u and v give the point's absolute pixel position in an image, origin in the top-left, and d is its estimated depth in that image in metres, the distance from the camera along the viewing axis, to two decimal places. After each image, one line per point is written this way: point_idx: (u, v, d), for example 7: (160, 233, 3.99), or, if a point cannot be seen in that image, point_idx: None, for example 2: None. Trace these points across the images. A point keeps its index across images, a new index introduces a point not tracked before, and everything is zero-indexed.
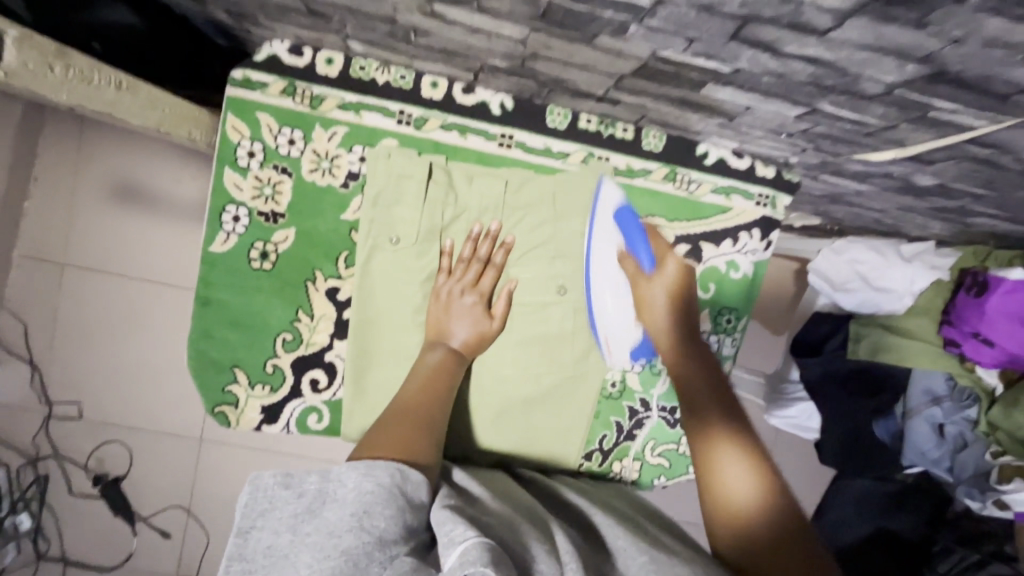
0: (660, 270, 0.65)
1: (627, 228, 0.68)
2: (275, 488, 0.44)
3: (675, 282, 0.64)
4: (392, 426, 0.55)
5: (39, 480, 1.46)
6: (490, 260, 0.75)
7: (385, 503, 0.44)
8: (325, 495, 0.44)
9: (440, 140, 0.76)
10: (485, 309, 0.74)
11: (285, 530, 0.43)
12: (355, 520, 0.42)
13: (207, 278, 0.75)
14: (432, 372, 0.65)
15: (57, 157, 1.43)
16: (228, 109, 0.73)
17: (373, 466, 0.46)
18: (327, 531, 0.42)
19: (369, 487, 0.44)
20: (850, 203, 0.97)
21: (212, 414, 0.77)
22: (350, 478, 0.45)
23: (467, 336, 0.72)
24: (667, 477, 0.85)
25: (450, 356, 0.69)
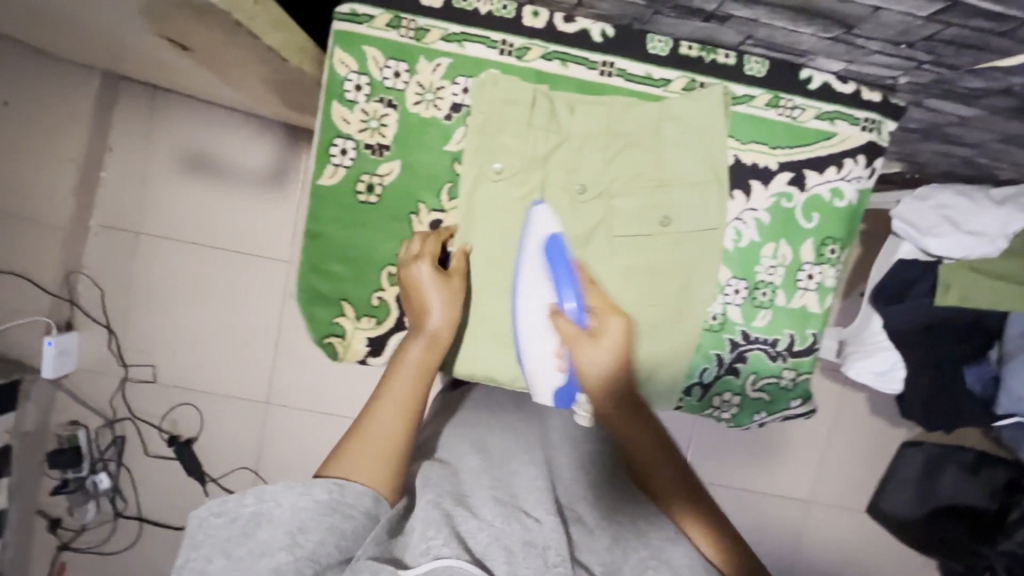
0: (605, 328, 0.74)
1: (557, 272, 0.75)
2: (214, 516, 0.57)
3: (620, 337, 0.74)
4: (366, 444, 0.66)
5: (116, 441, 1.60)
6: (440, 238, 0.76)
7: (311, 519, 0.58)
8: (261, 517, 0.57)
9: (542, 70, 0.76)
10: (446, 279, 0.73)
11: (223, 552, 0.55)
12: (287, 536, 0.56)
13: (317, 211, 0.78)
14: (417, 370, 0.71)
15: (130, 133, 1.54)
16: (336, 42, 0.74)
17: (305, 487, 0.60)
18: (262, 547, 0.55)
19: (302, 506, 0.58)
20: (944, 140, 0.95)
21: (321, 344, 0.80)
22: (282, 499, 0.58)
23: (442, 316, 0.72)
24: (768, 412, 0.85)
25: (426, 349, 0.72)
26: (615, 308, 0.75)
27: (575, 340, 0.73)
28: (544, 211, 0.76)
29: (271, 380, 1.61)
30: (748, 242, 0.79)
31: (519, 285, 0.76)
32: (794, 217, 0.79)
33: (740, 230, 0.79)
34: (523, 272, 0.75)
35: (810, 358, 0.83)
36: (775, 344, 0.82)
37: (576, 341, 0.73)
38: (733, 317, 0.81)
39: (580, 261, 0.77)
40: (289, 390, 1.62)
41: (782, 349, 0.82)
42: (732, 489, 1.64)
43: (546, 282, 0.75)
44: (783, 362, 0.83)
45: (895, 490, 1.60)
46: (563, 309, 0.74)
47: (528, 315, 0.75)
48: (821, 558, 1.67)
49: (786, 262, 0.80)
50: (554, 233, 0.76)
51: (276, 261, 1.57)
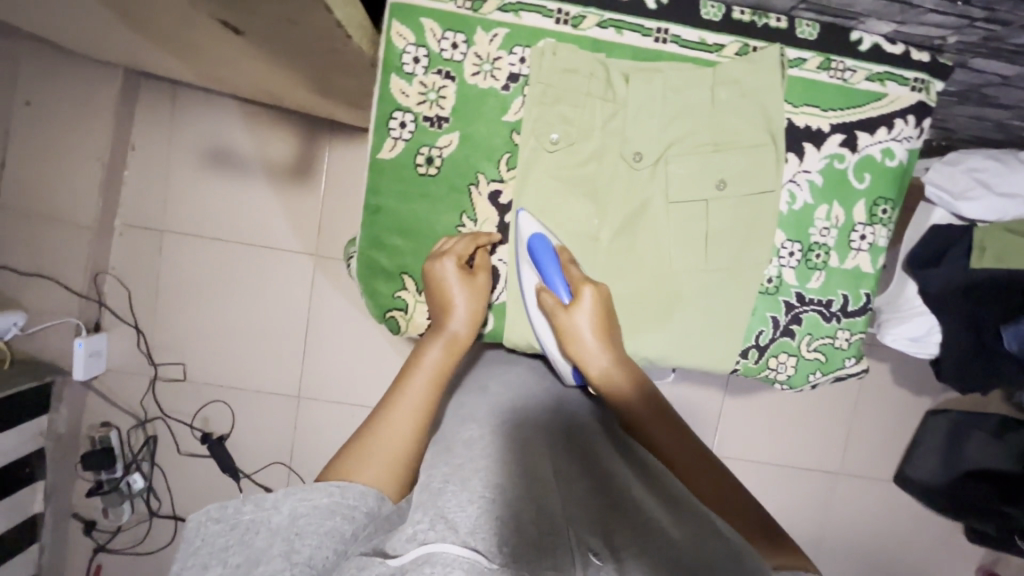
0: (577, 300, 0.70)
1: (540, 256, 0.73)
2: (208, 523, 0.45)
3: (593, 307, 0.70)
4: (370, 443, 0.58)
5: (148, 440, 1.60)
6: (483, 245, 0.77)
7: (318, 524, 0.46)
8: (257, 521, 0.45)
9: (597, 38, 0.77)
10: (473, 282, 0.74)
11: (213, 564, 0.43)
12: (285, 543, 0.44)
13: (377, 185, 0.79)
14: (431, 370, 0.65)
15: (152, 130, 1.53)
16: (393, 16, 0.75)
17: (309, 489, 0.48)
18: (256, 557, 0.43)
19: (305, 509, 0.47)
20: (981, 101, 0.96)
21: (384, 320, 0.81)
22: (284, 503, 0.46)
23: (466, 317, 0.71)
24: (823, 372, 0.85)
25: (446, 347, 0.68)
26: (586, 280, 0.72)
27: (556, 316, 0.71)
28: (527, 216, 0.76)
29: (301, 375, 1.61)
30: (803, 204, 0.81)
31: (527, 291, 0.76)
32: (846, 178, 0.81)
33: (793, 193, 0.80)
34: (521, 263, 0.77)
35: (863, 318, 0.85)
36: (830, 305, 0.83)
37: (554, 316, 0.71)
38: (788, 279, 0.82)
39: (562, 247, 0.76)
40: (320, 384, 1.62)
41: (836, 310, 0.83)
42: (763, 464, 1.65)
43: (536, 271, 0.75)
44: (838, 322, 0.84)
45: (923, 456, 1.62)
46: (547, 288, 0.73)
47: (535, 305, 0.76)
48: (851, 529, 1.70)
49: (840, 224, 0.81)
50: (537, 231, 0.74)
51: (302, 255, 1.57)
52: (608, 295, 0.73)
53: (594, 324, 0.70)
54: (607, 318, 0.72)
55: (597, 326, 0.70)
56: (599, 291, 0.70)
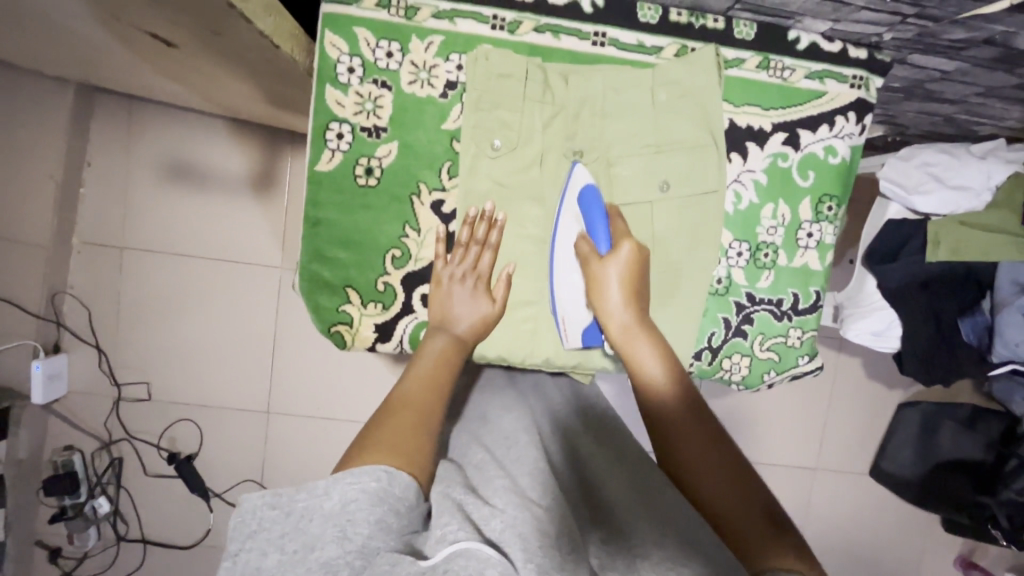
0: (615, 251, 0.72)
1: (589, 211, 0.75)
2: (263, 509, 0.46)
3: (629, 261, 0.72)
4: (398, 426, 0.55)
5: (113, 463, 1.56)
6: (490, 245, 0.77)
7: (371, 511, 0.46)
8: (308, 508, 0.45)
9: (536, 43, 0.77)
10: (485, 291, 0.76)
11: (271, 549, 0.44)
12: (338, 531, 0.44)
13: (315, 197, 0.77)
14: (438, 359, 0.67)
15: (109, 146, 1.50)
16: (325, 26, 0.74)
17: (359, 474, 0.48)
18: (311, 543, 0.44)
19: (353, 497, 0.46)
20: (926, 96, 0.97)
21: (329, 334, 0.80)
22: (334, 490, 0.46)
23: (471, 324, 0.73)
24: (777, 372, 0.85)
25: (453, 344, 0.69)
26: (628, 236, 0.74)
27: (587, 262, 0.73)
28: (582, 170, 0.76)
29: (270, 391, 1.59)
30: (749, 204, 0.81)
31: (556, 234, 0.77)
32: (791, 176, 0.81)
33: (739, 193, 0.80)
34: (558, 238, 0.77)
35: (815, 315, 0.84)
36: (780, 304, 0.83)
37: (587, 265, 0.73)
38: (737, 279, 0.82)
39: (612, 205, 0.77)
40: (290, 400, 1.59)
41: (787, 309, 0.83)
42: None
43: (578, 222, 0.76)
44: (790, 321, 0.84)
45: (897, 447, 1.62)
46: (587, 236, 0.75)
47: (562, 281, 0.77)
48: (830, 525, 1.70)
49: (786, 222, 0.81)
50: (591, 184, 0.75)
51: (268, 268, 1.55)
52: (647, 257, 0.75)
53: (625, 284, 0.72)
54: (640, 285, 0.74)
55: (629, 285, 0.72)
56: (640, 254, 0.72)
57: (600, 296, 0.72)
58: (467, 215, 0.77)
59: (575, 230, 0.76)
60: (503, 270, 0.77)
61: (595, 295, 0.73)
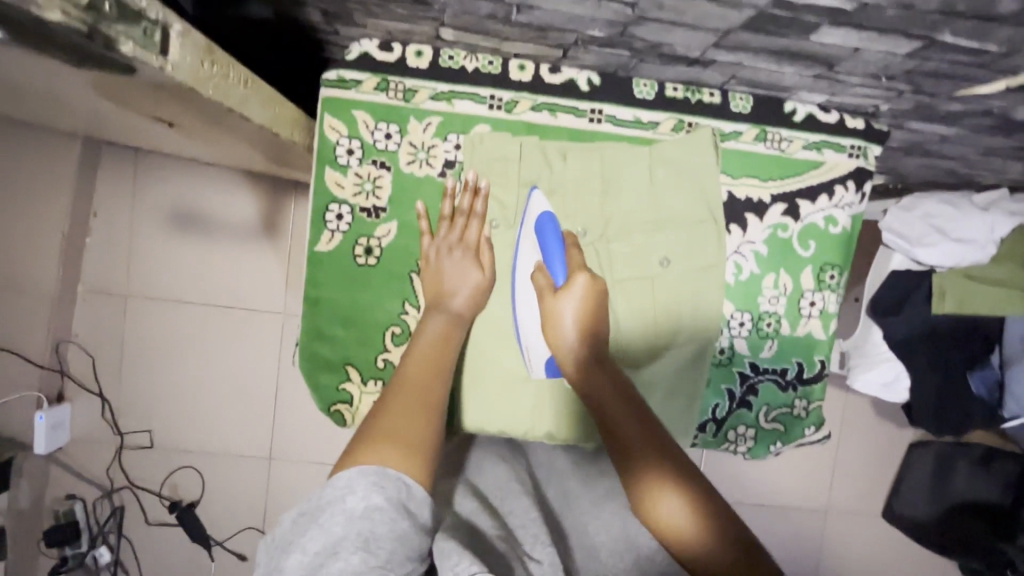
0: (570, 284, 0.69)
1: (545, 238, 0.73)
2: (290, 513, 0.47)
3: (583, 296, 0.68)
4: (398, 415, 0.57)
5: (115, 512, 1.55)
6: (476, 215, 0.77)
7: (391, 522, 0.46)
8: (332, 508, 0.46)
9: (532, 121, 0.78)
10: (475, 261, 0.75)
11: (293, 546, 0.45)
12: (361, 539, 0.44)
13: (316, 277, 0.78)
14: (436, 341, 0.68)
15: (113, 194, 1.51)
16: (325, 109, 0.76)
17: (384, 479, 0.49)
18: (333, 544, 0.44)
19: (377, 503, 0.47)
20: (926, 154, 0.96)
21: (329, 413, 0.80)
22: (360, 489, 0.47)
23: (466, 296, 0.74)
24: (783, 442, 0.83)
25: (450, 322, 0.71)
26: (584, 267, 0.71)
27: (544, 298, 0.70)
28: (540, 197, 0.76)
29: (273, 437, 1.57)
30: (750, 274, 0.80)
31: (517, 260, 0.76)
32: (791, 246, 0.80)
33: (739, 264, 0.80)
34: (519, 269, 0.75)
35: (820, 385, 0.83)
36: (785, 373, 0.82)
37: (542, 298, 0.70)
38: (740, 350, 0.81)
39: (569, 232, 0.75)
40: (293, 445, 1.58)
41: (792, 379, 0.82)
42: (749, 505, 1.62)
43: (536, 250, 0.74)
44: (795, 391, 0.82)
45: (909, 490, 1.58)
46: (544, 268, 0.72)
47: (525, 313, 0.75)
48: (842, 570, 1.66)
49: (788, 292, 0.81)
50: (548, 211, 0.75)
51: (271, 314, 1.55)
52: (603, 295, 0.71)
53: (580, 314, 0.68)
54: (597, 315, 0.69)
55: (582, 319, 0.68)
56: (592, 288, 0.68)
57: (556, 334, 0.68)
58: (447, 188, 0.77)
59: (534, 261, 0.74)
60: (483, 234, 0.77)
61: (553, 334, 0.68)
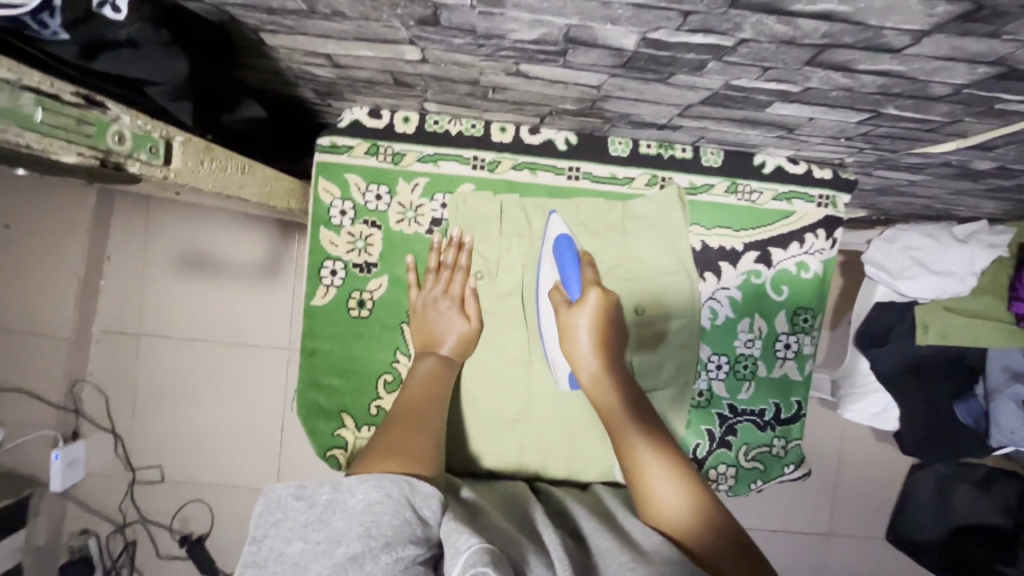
0: (582, 299, 0.73)
1: (562, 257, 0.77)
2: (289, 499, 0.47)
3: (596, 309, 0.72)
4: (396, 438, 0.61)
5: (127, 546, 1.60)
6: (460, 267, 0.81)
7: (392, 513, 0.47)
8: (333, 502, 0.47)
9: (513, 179, 0.82)
10: (461, 311, 0.80)
11: (296, 538, 0.46)
12: (363, 528, 0.45)
13: (312, 329, 0.83)
14: (426, 382, 0.72)
15: (125, 238, 1.58)
16: (320, 173, 0.82)
17: (382, 477, 0.49)
18: (336, 537, 0.45)
19: (377, 498, 0.47)
20: (900, 193, 0.99)
21: (325, 457, 0.84)
22: (359, 488, 0.48)
23: (454, 342, 0.78)
24: (764, 481, 0.85)
25: (439, 364, 0.75)
26: (598, 283, 0.74)
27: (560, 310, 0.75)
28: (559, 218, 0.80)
29: (278, 470, 1.61)
30: (725, 319, 0.84)
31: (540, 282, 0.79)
32: (764, 292, 0.84)
33: (715, 309, 0.84)
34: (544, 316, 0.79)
35: (798, 425, 0.85)
36: (762, 414, 0.85)
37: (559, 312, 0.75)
38: (718, 391, 0.84)
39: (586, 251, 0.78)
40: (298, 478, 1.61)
41: (770, 419, 0.85)
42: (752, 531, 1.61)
43: (554, 270, 0.78)
44: (773, 431, 0.85)
45: (912, 515, 1.57)
46: (561, 286, 0.76)
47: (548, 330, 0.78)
48: None
49: (763, 334, 0.84)
50: (566, 233, 0.78)
51: (276, 349, 1.60)
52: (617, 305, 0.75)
53: (594, 326, 0.72)
54: (609, 327, 0.73)
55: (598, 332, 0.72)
56: (606, 302, 0.72)
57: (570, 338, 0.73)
58: (435, 244, 0.82)
59: (552, 280, 0.78)
60: (468, 285, 0.81)
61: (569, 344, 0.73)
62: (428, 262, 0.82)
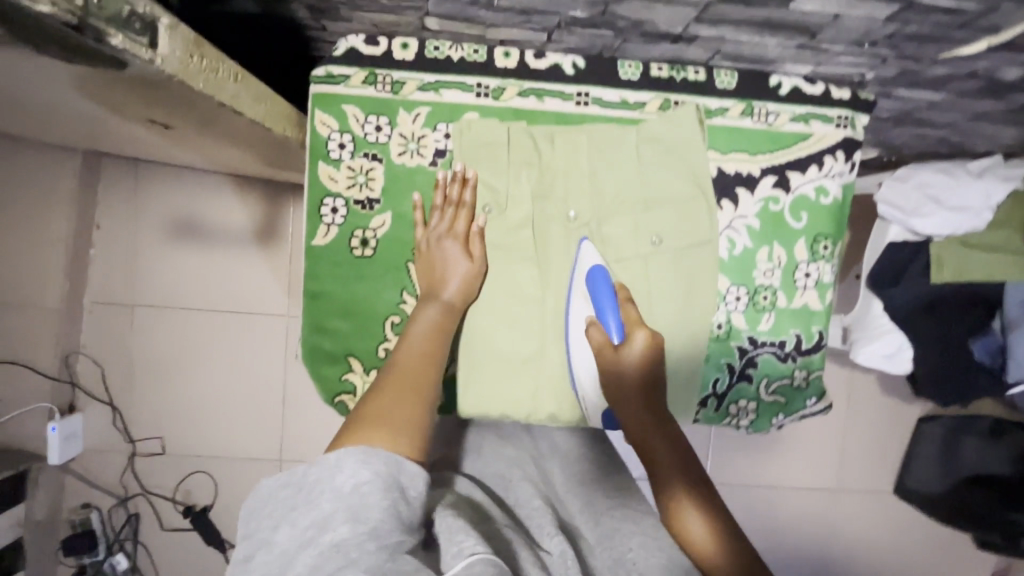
0: (627, 340, 0.71)
1: (596, 292, 0.74)
2: (282, 488, 0.48)
3: (642, 350, 0.71)
4: (388, 394, 0.59)
5: (130, 519, 1.57)
6: (464, 205, 0.77)
7: (381, 494, 0.46)
8: (318, 487, 0.46)
9: (519, 107, 0.79)
10: (465, 252, 0.75)
11: (284, 525, 0.46)
12: (349, 511, 0.44)
13: (314, 269, 0.79)
14: (430, 331, 0.69)
15: (114, 206, 1.53)
16: (315, 104, 0.77)
17: (371, 456, 0.48)
18: (322, 519, 0.44)
19: (365, 478, 0.46)
20: (917, 122, 0.96)
21: (333, 403, 0.81)
22: (347, 467, 0.47)
23: (459, 285, 0.74)
24: (784, 413, 0.84)
25: (443, 311, 0.72)
26: (642, 323, 0.73)
27: (602, 352, 0.72)
28: (590, 245, 0.77)
29: (281, 438, 1.58)
30: (743, 249, 0.80)
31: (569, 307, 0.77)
32: (784, 219, 0.81)
33: (733, 239, 0.80)
34: (571, 338, 0.76)
35: (819, 355, 0.83)
36: (783, 346, 0.82)
37: (601, 354, 0.72)
38: (738, 324, 0.81)
39: (620, 283, 0.76)
40: (302, 446, 1.59)
41: (791, 350, 0.82)
42: (763, 489, 1.60)
43: (587, 304, 0.75)
44: (794, 362, 0.83)
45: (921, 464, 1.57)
46: (598, 323, 0.73)
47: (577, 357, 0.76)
48: (858, 552, 1.63)
49: (783, 264, 0.81)
50: (598, 264, 0.75)
51: (274, 317, 1.56)
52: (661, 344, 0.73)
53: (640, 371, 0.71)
54: (654, 366, 0.72)
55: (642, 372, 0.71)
56: (651, 344, 0.70)
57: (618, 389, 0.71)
58: (439, 180, 0.78)
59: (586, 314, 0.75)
60: (473, 224, 0.77)
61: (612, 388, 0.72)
62: (433, 198, 0.78)
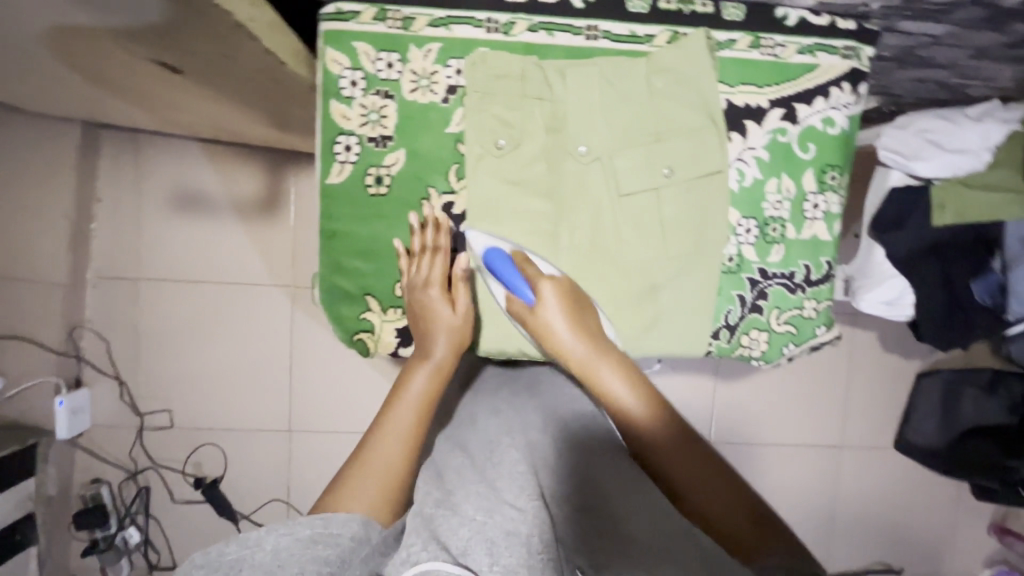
0: (539, 298, 0.74)
1: (500, 267, 0.76)
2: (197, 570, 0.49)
3: (555, 300, 0.73)
4: (364, 477, 0.63)
5: (141, 493, 1.57)
6: (440, 248, 0.79)
7: (304, 551, 0.51)
8: (239, 560, 0.49)
9: (530, 41, 0.79)
10: (444, 296, 0.79)
11: None
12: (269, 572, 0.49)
13: (329, 209, 0.80)
14: (421, 401, 0.72)
15: (114, 177, 1.51)
16: (326, 43, 0.78)
17: (292, 524, 0.54)
18: None
19: (286, 544, 0.52)
20: (919, 63, 0.98)
21: (352, 342, 0.84)
22: (267, 541, 0.51)
23: (445, 344, 0.77)
24: (796, 344, 0.85)
25: (430, 374, 0.75)
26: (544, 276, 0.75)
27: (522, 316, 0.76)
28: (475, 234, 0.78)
29: (290, 409, 1.58)
30: (753, 180, 0.82)
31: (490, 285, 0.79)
32: (792, 150, 0.82)
33: (742, 170, 0.81)
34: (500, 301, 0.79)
35: (828, 286, 0.85)
36: (793, 276, 0.84)
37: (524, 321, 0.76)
38: (749, 256, 0.83)
39: (517, 251, 0.77)
40: (311, 416, 1.59)
41: (801, 281, 0.84)
42: (767, 445, 1.62)
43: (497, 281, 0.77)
44: (803, 293, 0.85)
45: None
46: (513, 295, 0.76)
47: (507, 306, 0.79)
48: (860, 507, 1.67)
49: (791, 195, 0.82)
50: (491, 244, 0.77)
51: (280, 288, 1.55)
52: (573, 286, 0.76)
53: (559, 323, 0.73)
54: (570, 310, 0.75)
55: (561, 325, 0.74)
56: (559, 290, 0.73)
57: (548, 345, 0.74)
58: (414, 224, 0.80)
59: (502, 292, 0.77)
60: (455, 268, 0.80)
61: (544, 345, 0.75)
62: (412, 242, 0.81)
